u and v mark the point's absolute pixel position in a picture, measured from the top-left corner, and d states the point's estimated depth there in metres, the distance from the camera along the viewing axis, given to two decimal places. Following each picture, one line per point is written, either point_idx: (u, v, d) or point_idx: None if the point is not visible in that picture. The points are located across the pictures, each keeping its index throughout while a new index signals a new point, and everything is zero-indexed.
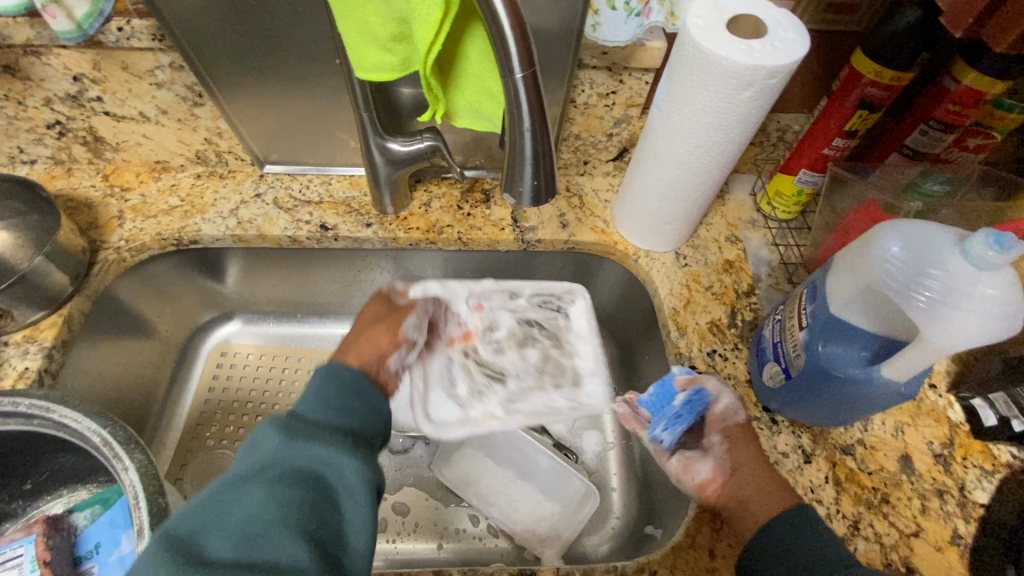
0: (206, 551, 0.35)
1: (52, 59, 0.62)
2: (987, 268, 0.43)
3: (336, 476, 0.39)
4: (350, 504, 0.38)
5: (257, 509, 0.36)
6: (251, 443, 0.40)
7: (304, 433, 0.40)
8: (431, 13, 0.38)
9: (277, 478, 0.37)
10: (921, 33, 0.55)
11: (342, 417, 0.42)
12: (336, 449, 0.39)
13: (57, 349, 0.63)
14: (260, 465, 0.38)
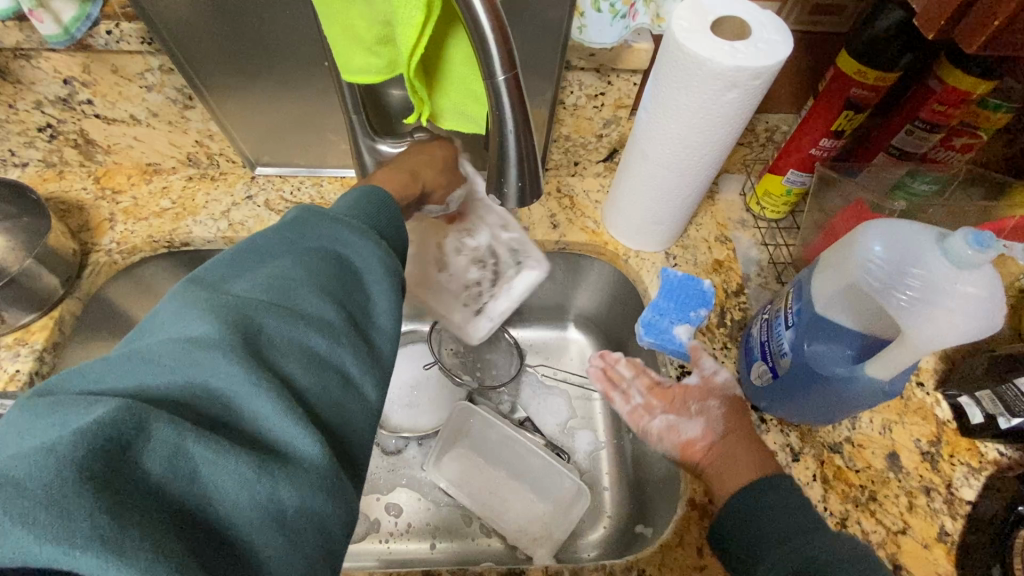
0: (230, 289, 0.35)
1: (42, 63, 0.63)
2: (967, 266, 0.43)
3: (360, 258, 0.39)
4: (374, 287, 0.39)
5: (283, 268, 0.36)
6: (280, 222, 0.41)
7: (329, 219, 0.40)
8: (413, 16, 0.38)
9: (303, 251, 0.38)
10: (905, 35, 0.55)
11: (366, 216, 0.42)
12: (359, 232, 0.40)
13: (47, 352, 0.63)
14: (289, 239, 0.39)
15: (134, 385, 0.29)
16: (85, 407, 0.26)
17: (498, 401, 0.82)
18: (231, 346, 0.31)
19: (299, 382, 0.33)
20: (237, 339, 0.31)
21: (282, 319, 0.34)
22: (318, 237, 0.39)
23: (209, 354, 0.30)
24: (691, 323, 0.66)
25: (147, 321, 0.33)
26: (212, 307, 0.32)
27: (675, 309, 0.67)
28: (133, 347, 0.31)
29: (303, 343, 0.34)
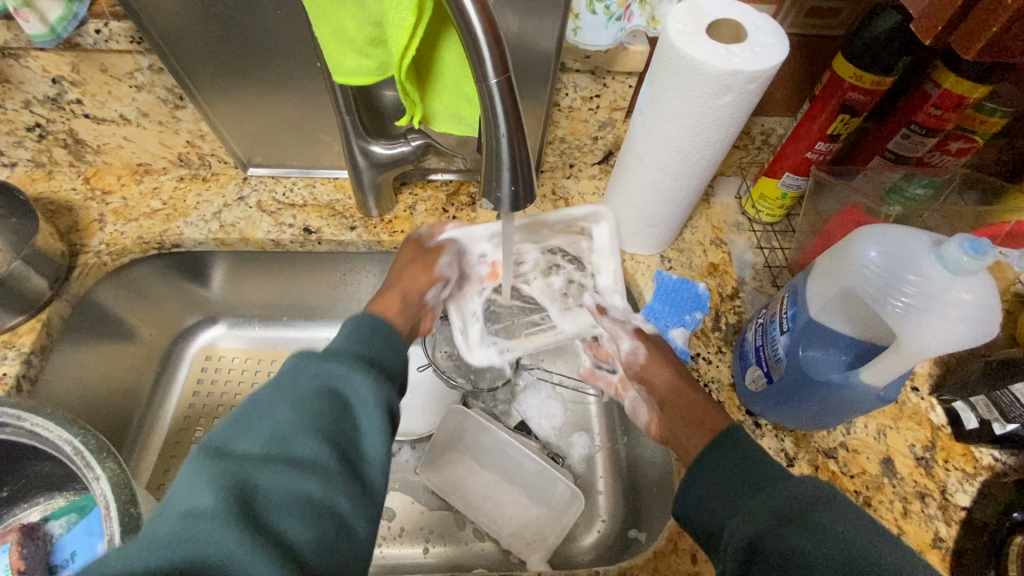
0: (233, 453, 0.35)
1: (31, 62, 0.62)
2: (964, 273, 0.43)
3: (357, 395, 0.40)
4: (372, 417, 0.40)
5: (279, 417, 0.37)
6: (281, 368, 0.41)
7: (324, 356, 0.42)
8: (404, 19, 0.38)
9: (300, 394, 0.38)
10: (901, 39, 0.55)
11: (359, 345, 0.45)
12: (349, 364, 0.42)
13: (35, 355, 0.62)
14: (283, 384, 0.40)
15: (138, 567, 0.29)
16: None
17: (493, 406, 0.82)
18: (229, 514, 0.32)
19: (297, 539, 0.33)
20: (234, 507, 0.32)
21: (279, 474, 0.35)
22: (315, 374, 0.40)
23: (206, 531, 0.31)
24: (685, 327, 0.67)
25: (156, 508, 0.33)
26: (214, 480, 0.33)
27: (671, 312, 0.68)
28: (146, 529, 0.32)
29: (302, 495, 0.34)
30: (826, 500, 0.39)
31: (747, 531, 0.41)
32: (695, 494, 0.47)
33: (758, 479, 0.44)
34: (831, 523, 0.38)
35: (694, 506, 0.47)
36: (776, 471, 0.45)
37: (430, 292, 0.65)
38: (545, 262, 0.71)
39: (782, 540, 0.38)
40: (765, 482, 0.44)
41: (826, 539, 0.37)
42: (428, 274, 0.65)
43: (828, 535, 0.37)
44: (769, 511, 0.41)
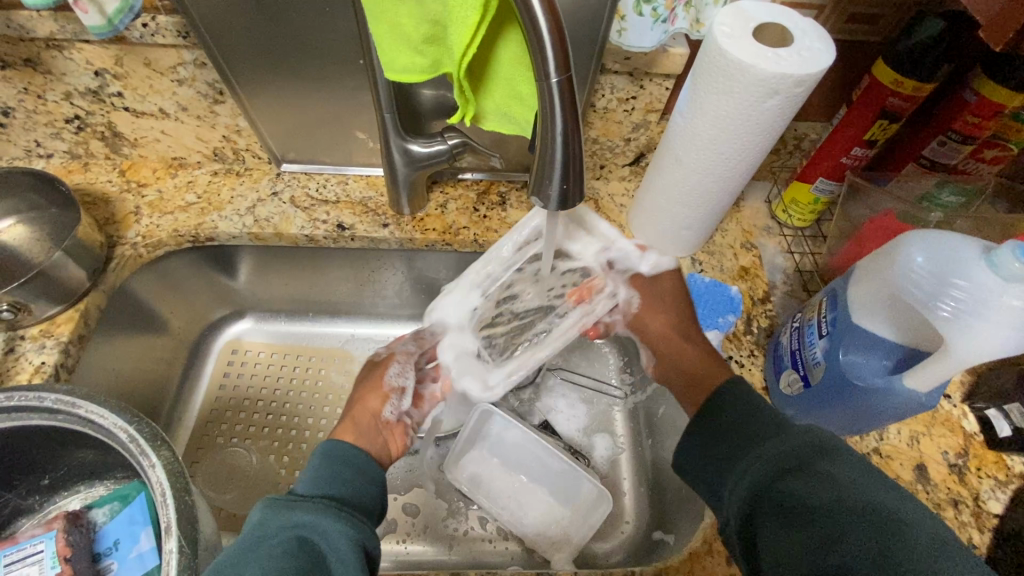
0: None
1: (75, 54, 0.63)
2: (1013, 279, 0.43)
3: (327, 544, 0.43)
4: (340, 566, 0.41)
5: None
6: (248, 528, 0.44)
7: (290, 507, 0.44)
8: (469, 16, 0.39)
9: (268, 553, 0.40)
10: (943, 45, 0.55)
11: (329, 486, 0.49)
12: (318, 511, 0.45)
13: (73, 344, 0.62)
14: (250, 545, 0.41)
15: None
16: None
17: (517, 404, 0.82)
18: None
19: None
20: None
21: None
22: (284, 530, 0.42)
23: None
24: (719, 330, 0.67)
25: None
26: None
27: (710, 314, 0.67)
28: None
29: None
30: (828, 451, 0.41)
31: (754, 485, 0.43)
32: (696, 450, 0.51)
33: (759, 433, 0.47)
34: (834, 474, 0.39)
35: (699, 460, 0.51)
36: (774, 426, 0.47)
37: (385, 409, 0.65)
38: (525, 275, 0.65)
39: (785, 495, 0.40)
40: (764, 435, 0.47)
41: (829, 491, 0.38)
42: (378, 391, 0.66)
43: (830, 487, 0.39)
44: (772, 464, 0.43)
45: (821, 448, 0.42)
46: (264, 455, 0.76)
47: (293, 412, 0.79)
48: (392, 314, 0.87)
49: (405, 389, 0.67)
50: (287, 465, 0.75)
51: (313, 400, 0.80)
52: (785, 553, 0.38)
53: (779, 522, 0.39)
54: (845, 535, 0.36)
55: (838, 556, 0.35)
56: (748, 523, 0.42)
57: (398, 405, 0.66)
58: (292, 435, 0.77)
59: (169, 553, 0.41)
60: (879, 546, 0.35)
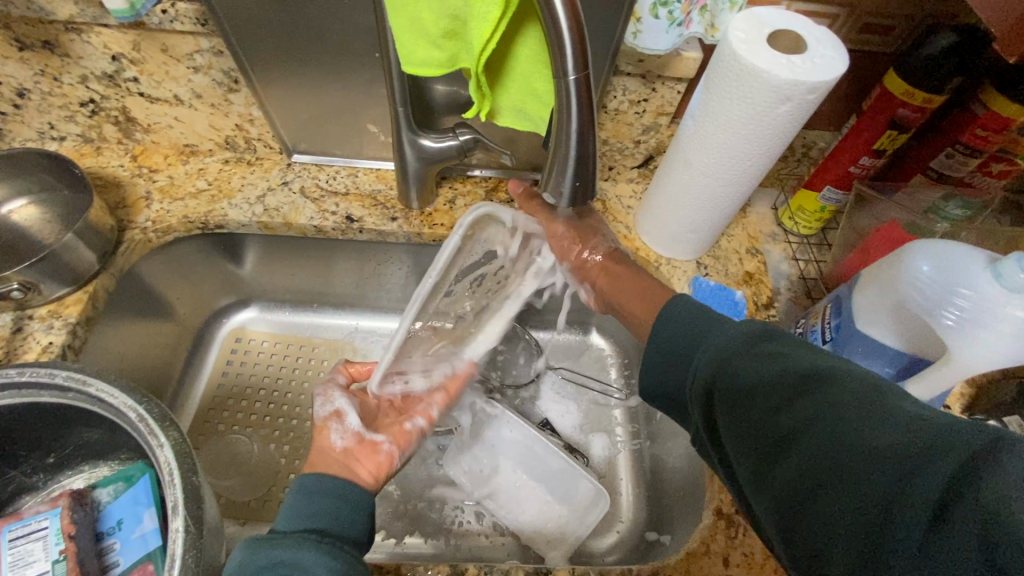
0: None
1: (93, 38, 0.63)
2: (1019, 290, 0.43)
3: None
4: None
5: None
6: (231, 568, 0.44)
7: (271, 545, 0.44)
8: (489, 12, 0.39)
9: None
10: (956, 58, 0.56)
11: (313, 520, 0.48)
12: (297, 547, 0.44)
13: (81, 326, 0.63)
14: None
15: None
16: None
17: (518, 402, 0.82)
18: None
19: None
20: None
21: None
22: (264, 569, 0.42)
23: None
24: None
25: None
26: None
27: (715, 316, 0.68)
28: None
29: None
30: (775, 335, 0.40)
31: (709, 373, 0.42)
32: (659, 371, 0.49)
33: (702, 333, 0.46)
34: (784, 353, 0.38)
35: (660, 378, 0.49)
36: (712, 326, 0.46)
37: (334, 438, 0.58)
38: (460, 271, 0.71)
39: (740, 372, 0.39)
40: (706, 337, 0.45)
41: (773, 366, 0.37)
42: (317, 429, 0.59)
43: (779, 362, 0.37)
44: (723, 352, 0.41)
45: (767, 333, 0.41)
46: (265, 443, 0.76)
47: (294, 402, 0.79)
48: (396, 308, 0.87)
49: (343, 410, 0.60)
50: (287, 453, 0.76)
51: (315, 390, 0.81)
52: (741, 434, 0.37)
53: (731, 403, 0.38)
54: (797, 393, 0.35)
55: (789, 414, 0.35)
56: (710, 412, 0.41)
57: (345, 427, 0.59)
58: (294, 425, 0.78)
59: (175, 532, 0.41)
60: (828, 397, 0.33)
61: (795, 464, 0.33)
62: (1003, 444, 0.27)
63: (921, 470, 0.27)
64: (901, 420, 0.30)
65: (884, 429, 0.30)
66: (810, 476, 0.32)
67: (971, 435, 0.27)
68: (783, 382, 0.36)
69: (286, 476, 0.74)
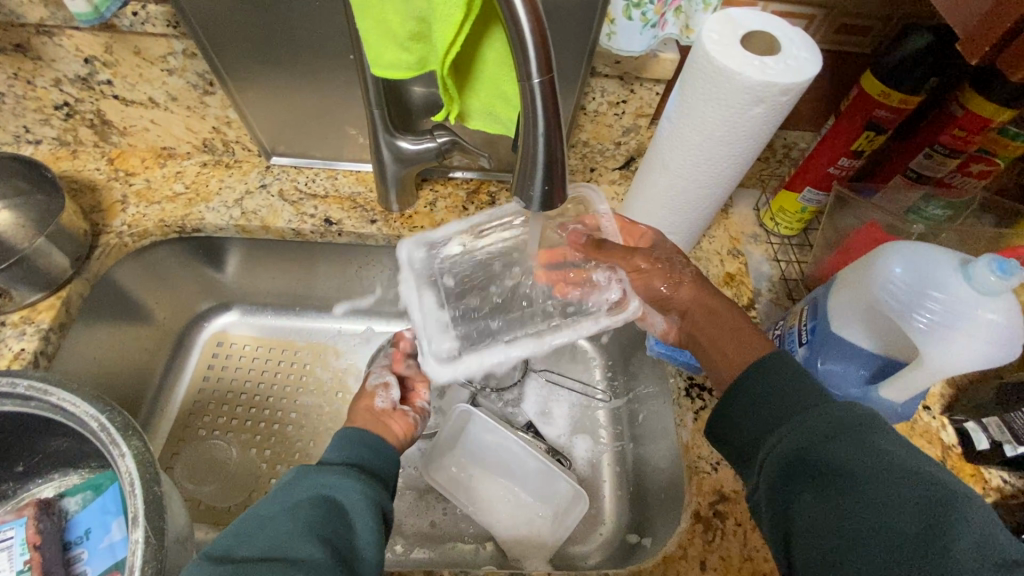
0: (234, 558, 0.39)
1: (64, 40, 0.63)
2: (988, 293, 0.43)
3: (348, 500, 0.44)
4: (359, 525, 0.43)
5: (281, 527, 0.41)
6: (282, 484, 0.46)
7: (317, 472, 0.46)
8: (453, 14, 0.39)
9: (296, 507, 0.42)
10: (930, 58, 0.56)
11: (355, 453, 0.50)
12: (342, 475, 0.46)
13: (53, 332, 0.62)
14: (282, 498, 0.44)
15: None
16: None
17: (501, 405, 0.81)
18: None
19: None
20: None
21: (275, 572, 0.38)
22: (310, 489, 0.44)
23: None
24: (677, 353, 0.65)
25: None
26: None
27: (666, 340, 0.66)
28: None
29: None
30: (879, 426, 0.39)
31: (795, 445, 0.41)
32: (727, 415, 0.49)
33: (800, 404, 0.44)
34: (889, 449, 0.38)
35: (733, 430, 0.48)
36: (804, 397, 0.44)
37: (378, 401, 0.62)
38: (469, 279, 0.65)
39: (835, 459, 0.38)
40: (803, 406, 0.44)
41: (872, 461, 0.37)
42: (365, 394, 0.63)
43: (882, 460, 0.37)
44: (820, 431, 0.41)
45: (872, 422, 0.40)
46: (244, 448, 0.75)
47: (275, 406, 0.79)
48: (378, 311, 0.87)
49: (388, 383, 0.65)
50: (268, 458, 0.75)
51: (297, 393, 0.80)
52: (817, 516, 0.38)
53: (817, 484, 0.39)
54: (895, 499, 0.35)
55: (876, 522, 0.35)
56: (787, 482, 0.41)
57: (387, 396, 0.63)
58: (275, 430, 0.77)
59: (136, 543, 0.41)
60: (926, 519, 0.34)
61: (877, 565, 0.34)
62: None
63: None
64: (1000, 556, 0.31)
65: (981, 560, 0.31)
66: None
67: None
68: (882, 482, 0.36)
69: (266, 481, 0.73)
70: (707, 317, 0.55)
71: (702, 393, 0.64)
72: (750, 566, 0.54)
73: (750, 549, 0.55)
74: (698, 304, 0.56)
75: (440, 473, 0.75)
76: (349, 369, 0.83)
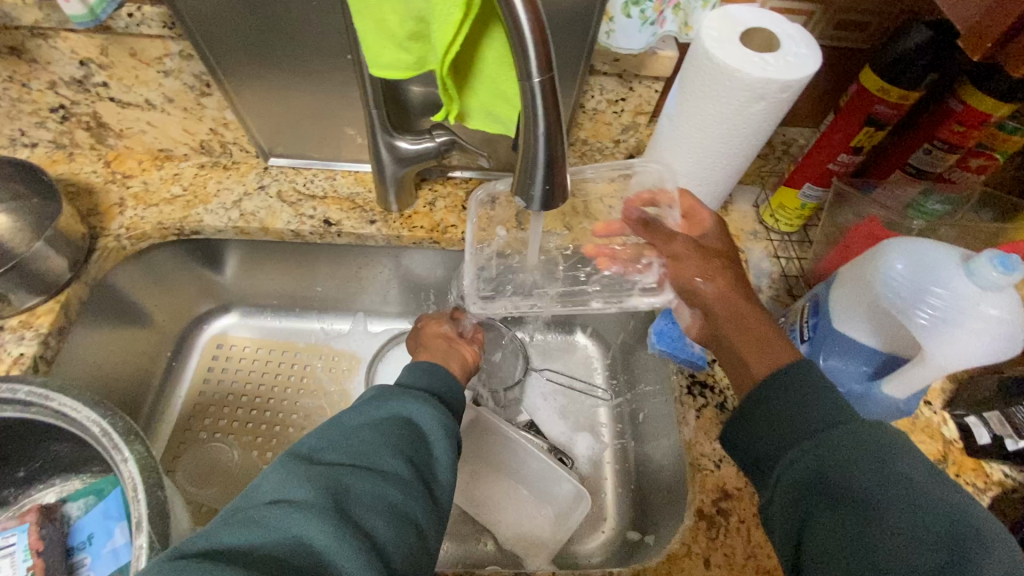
0: (321, 461, 0.39)
1: (59, 43, 0.62)
2: (990, 288, 0.43)
3: (425, 423, 0.45)
4: (437, 447, 0.44)
5: (367, 439, 0.41)
6: (363, 398, 0.47)
7: (393, 396, 0.46)
8: (452, 14, 0.39)
9: (378, 422, 0.43)
10: (930, 53, 0.55)
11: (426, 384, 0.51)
12: (423, 401, 0.47)
13: (53, 336, 0.62)
14: (366, 410, 0.44)
15: (244, 542, 0.33)
16: (212, 569, 0.30)
17: (503, 405, 0.81)
18: (328, 507, 0.35)
19: (381, 535, 0.36)
20: (330, 500, 0.36)
21: (365, 478, 0.38)
22: (388, 409, 0.44)
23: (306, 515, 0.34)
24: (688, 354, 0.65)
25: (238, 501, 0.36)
26: (313, 477, 0.37)
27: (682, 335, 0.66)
28: (240, 511, 0.35)
29: (383, 498, 0.38)
30: (902, 451, 0.38)
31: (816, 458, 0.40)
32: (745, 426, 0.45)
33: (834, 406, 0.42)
34: (916, 475, 0.37)
35: (746, 439, 0.45)
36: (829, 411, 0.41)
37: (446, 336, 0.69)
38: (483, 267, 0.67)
39: (854, 479, 0.37)
40: (825, 423, 0.41)
41: (897, 486, 0.36)
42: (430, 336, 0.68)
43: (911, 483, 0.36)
44: (841, 454, 0.39)
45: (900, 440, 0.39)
46: (245, 451, 0.75)
47: (277, 408, 0.79)
48: (379, 311, 0.87)
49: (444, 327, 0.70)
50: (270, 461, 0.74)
51: (299, 394, 0.80)
52: (830, 535, 0.36)
53: (832, 508, 0.37)
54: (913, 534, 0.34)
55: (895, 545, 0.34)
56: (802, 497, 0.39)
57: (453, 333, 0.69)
58: (276, 432, 0.77)
59: (140, 549, 0.41)
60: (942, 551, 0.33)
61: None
62: None
63: None
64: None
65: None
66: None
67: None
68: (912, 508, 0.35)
69: None
70: (732, 318, 0.50)
71: (704, 390, 0.64)
72: (753, 563, 0.54)
73: (753, 546, 0.55)
74: (723, 302, 0.50)
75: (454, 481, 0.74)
76: (351, 371, 0.83)
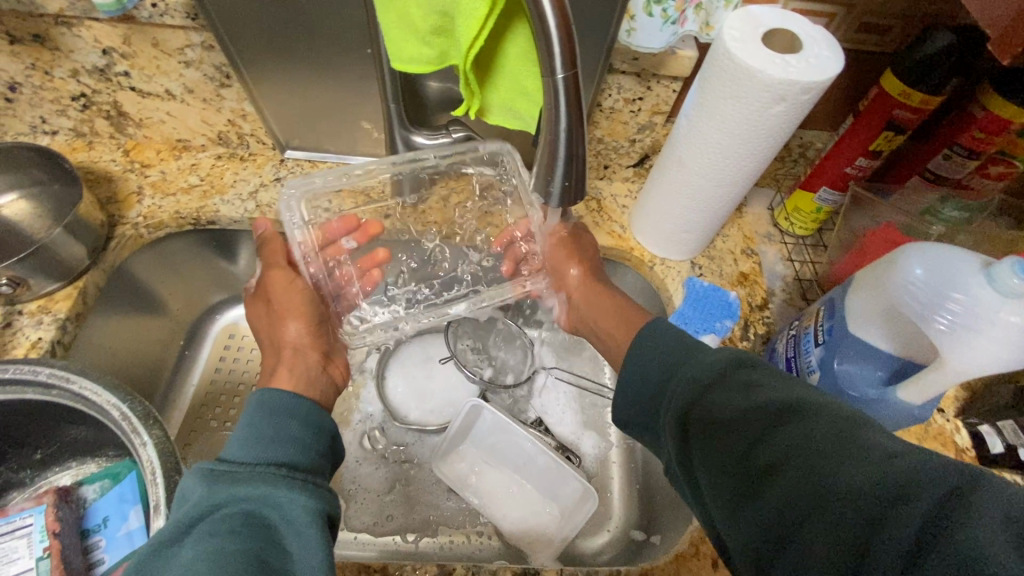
0: None
1: (83, 31, 0.63)
2: (1011, 296, 0.43)
3: (281, 514, 0.39)
4: (297, 544, 0.38)
5: (195, 561, 0.34)
6: (189, 496, 0.39)
7: (234, 480, 0.40)
8: (477, 9, 0.39)
9: (211, 529, 0.36)
10: (955, 56, 0.55)
11: (276, 443, 0.44)
12: (267, 482, 0.40)
13: (70, 321, 0.63)
14: (192, 520, 0.37)
15: None
16: None
17: (510, 402, 0.81)
18: None
19: None
20: None
21: None
22: (232, 500, 0.38)
23: None
24: (716, 334, 0.67)
25: None
26: None
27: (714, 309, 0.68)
28: None
29: None
30: (749, 364, 0.40)
31: (677, 411, 0.42)
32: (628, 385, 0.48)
33: (680, 363, 0.45)
34: (758, 381, 0.38)
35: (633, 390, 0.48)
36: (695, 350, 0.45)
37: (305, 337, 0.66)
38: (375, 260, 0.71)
39: (717, 405, 0.39)
40: (685, 362, 0.44)
41: (750, 395, 0.38)
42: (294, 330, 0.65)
43: (750, 393, 0.38)
44: (698, 384, 0.41)
45: (742, 361, 0.41)
46: None
47: None
48: None
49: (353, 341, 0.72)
50: None
51: None
52: (713, 465, 0.37)
53: (708, 438, 0.38)
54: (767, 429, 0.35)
55: (764, 452, 0.34)
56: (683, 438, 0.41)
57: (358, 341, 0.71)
58: None
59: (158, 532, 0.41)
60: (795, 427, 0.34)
61: (766, 507, 0.33)
62: (966, 479, 0.27)
63: (880, 529, 0.28)
64: (869, 451, 0.30)
65: (853, 462, 0.30)
66: (781, 518, 0.32)
67: (944, 470, 0.28)
68: (751, 424, 0.36)
69: None
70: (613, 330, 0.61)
71: None
72: None
73: None
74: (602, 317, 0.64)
75: (464, 480, 0.74)
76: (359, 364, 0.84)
